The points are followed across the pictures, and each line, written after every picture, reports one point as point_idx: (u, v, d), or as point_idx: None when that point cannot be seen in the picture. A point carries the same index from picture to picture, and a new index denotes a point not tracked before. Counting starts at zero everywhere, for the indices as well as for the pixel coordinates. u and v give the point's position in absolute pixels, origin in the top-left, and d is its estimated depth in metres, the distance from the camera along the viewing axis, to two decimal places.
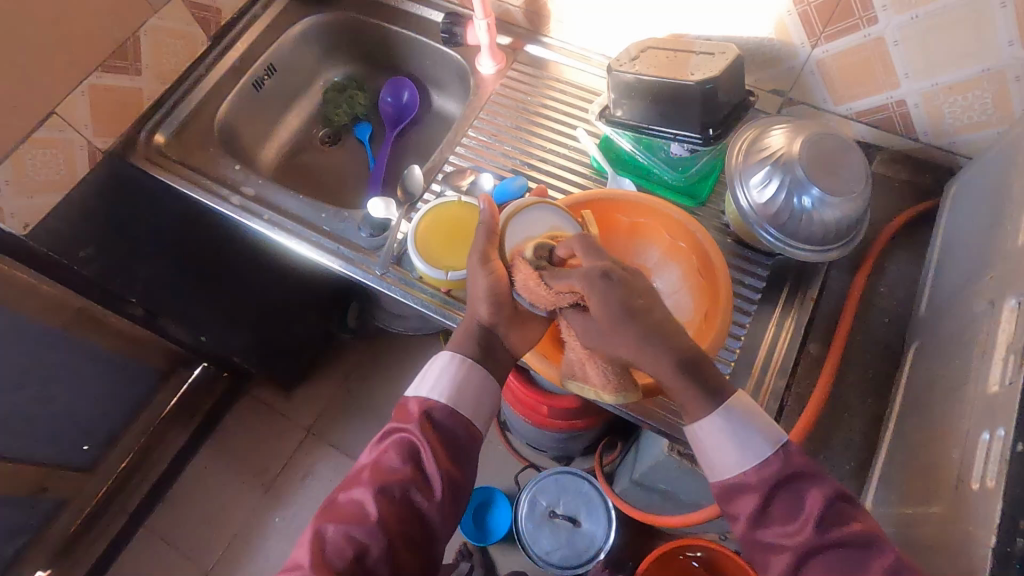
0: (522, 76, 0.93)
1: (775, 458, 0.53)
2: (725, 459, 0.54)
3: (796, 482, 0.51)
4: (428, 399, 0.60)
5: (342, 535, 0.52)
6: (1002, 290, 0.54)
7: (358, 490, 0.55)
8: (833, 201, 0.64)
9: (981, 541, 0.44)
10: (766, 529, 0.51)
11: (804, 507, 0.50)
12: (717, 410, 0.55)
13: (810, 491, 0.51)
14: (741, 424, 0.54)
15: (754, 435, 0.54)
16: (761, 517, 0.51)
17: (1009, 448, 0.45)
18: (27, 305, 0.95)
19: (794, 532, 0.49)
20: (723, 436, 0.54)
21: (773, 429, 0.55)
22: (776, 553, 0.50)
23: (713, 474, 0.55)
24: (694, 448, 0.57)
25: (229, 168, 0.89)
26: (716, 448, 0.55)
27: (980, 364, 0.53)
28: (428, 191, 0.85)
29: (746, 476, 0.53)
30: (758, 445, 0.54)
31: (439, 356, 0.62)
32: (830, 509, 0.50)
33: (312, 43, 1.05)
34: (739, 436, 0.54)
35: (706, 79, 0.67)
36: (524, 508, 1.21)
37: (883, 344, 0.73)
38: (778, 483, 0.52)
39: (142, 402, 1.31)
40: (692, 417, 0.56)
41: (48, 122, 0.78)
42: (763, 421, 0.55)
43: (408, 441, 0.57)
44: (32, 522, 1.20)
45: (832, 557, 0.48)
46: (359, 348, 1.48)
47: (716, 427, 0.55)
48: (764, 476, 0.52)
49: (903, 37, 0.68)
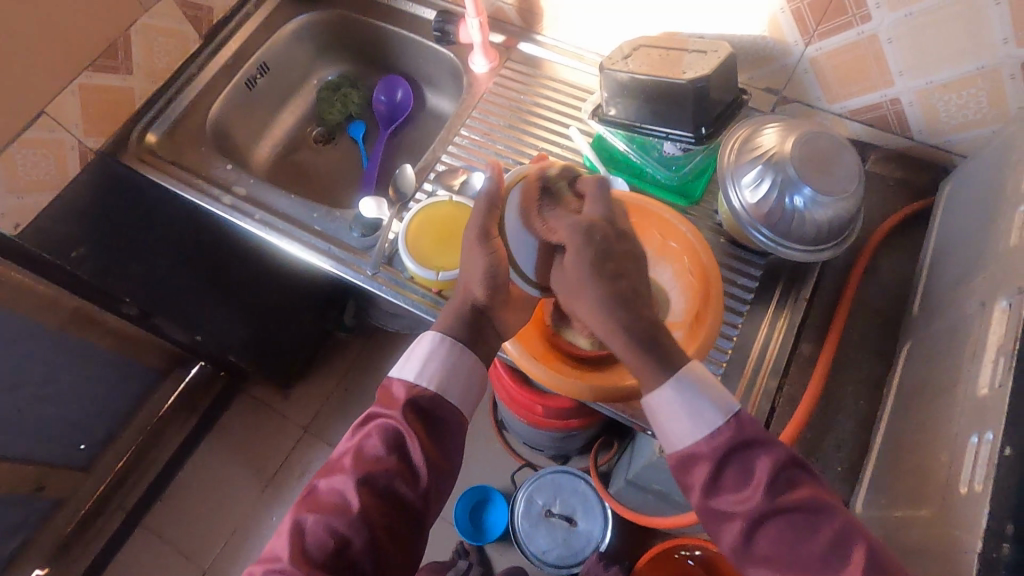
0: (515, 74, 0.92)
1: (727, 428, 0.52)
2: (678, 428, 0.53)
3: (747, 450, 0.51)
4: (414, 384, 0.59)
5: (325, 527, 0.52)
6: (994, 290, 0.53)
7: (339, 479, 0.55)
8: (825, 201, 0.64)
9: (966, 545, 0.44)
10: (720, 496, 0.51)
11: (756, 474, 0.50)
12: (671, 380, 0.53)
13: (761, 458, 0.51)
14: (694, 394, 0.53)
15: (707, 404, 0.53)
16: (714, 485, 0.51)
17: (997, 452, 0.44)
18: (21, 306, 0.95)
19: (747, 499, 0.50)
20: (678, 406, 0.53)
21: (726, 400, 0.54)
22: (729, 519, 0.50)
23: (667, 444, 0.54)
24: (648, 420, 0.55)
25: (221, 168, 0.89)
26: (669, 420, 0.53)
27: (971, 366, 0.52)
28: (419, 191, 0.84)
29: (698, 445, 0.52)
30: (711, 414, 0.53)
31: (427, 339, 0.61)
32: (781, 474, 0.50)
33: (305, 42, 1.05)
34: (691, 405, 0.53)
35: (698, 77, 0.67)
36: (521, 506, 1.21)
37: (877, 343, 0.73)
38: (730, 450, 0.51)
39: (138, 401, 1.31)
40: (647, 388, 0.55)
41: (37, 122, 0.78)
42: (715, 390, 0.53)
43: (392, 428, 0.56)
44: (29, 521, 1.20)
45: (782, 521, 0.49)
46: (356, 347, 1.47)
47: (670, 399, 0.53)
48: (717, 445, 0.52)
49: (897, 34, 0.67)
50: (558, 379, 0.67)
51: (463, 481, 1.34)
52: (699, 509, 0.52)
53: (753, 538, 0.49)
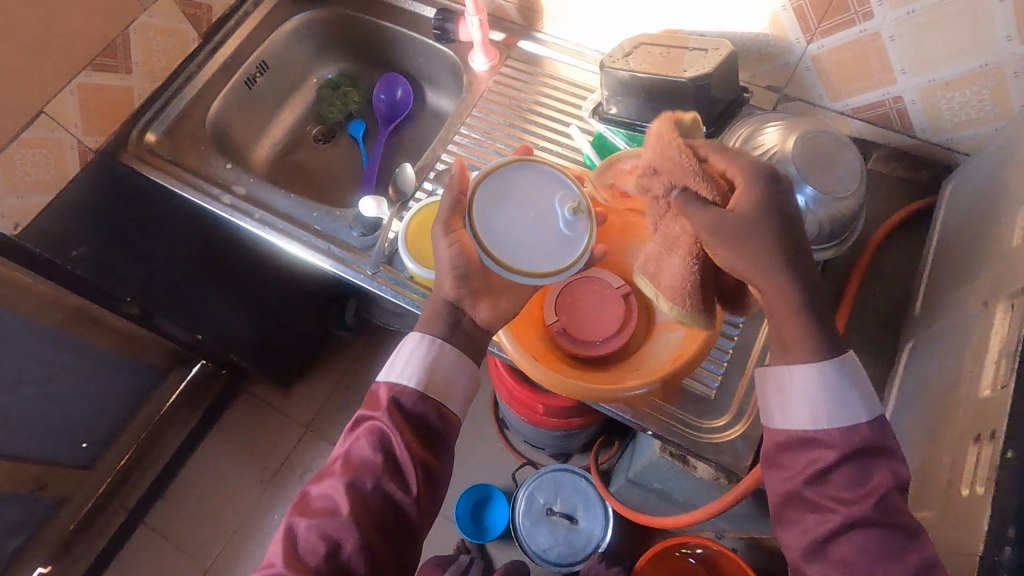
0: (516, 72, 0.92)
1: (866, 427, 0.50)
2: (809, 408, 0.51)
3: (870, 456, 0.49)
4: (396, 383, 0.59)
5: (315, 531, 0.53)
6: (997, 291, 0.53)
7: (329, 483, 0.55)
8: (825, 200, 0.64)
9: (969, 548, 0.44)
10: (820, 488, 0.48)
11: (869, 481, 0.48)
12: (830, 361, 0.51)
13: (882, 470, 0.48)
14: (848, 383, 0.51)
15: (856, 398, 0.51)
16: (820, 477, 0.49)
17: (998, 454, 0.44)
18: (21, 305, 0.95)
19: (851, 502, 0.47)
20: (823, 388, 0.51)
21: (874, 401, 0.51)
22: (816, 513, 0.48)
23: (783, 420, 0.53)
24: (774, 388, 0.53)
25: (221, 167, 0.88)
26: (804, 397, 0.51)
27: (974, 366, 0.52)
28: (419, 190, 0.84)
29: (826, 432, 0.50)
30: (855, 409, 0.51)
31: (410, 338, 0.60)
32: (895, 492, 0.47)
33: (305, 40, 1.04)
34: (839, 394, 0.51)
35: (700, 75, 0.67)
36: (522, 504, 1.21)
37: (878, 343, 0.72)
38: (854, 450, 0.49)
39: (140, 399, 1.31)
40: (793, 363, 0.52)
41: (37, 122, 0.78)
42: (865, 388, 0.51)
43: (378, 428, 0.56)
44: (32, 519, 1.20)
45: (877, 535, 0.46)
46: (357, 345, 1.47)
47: (816, 378, 0.51)
48: (849, 440, 0.49)
49: (899, 32, 0.67)
50: (557, 377, 0.66)
51: (464, 479, 1.34)
52: (785, 494, 0.50)
53: (835, 538, 0.47)
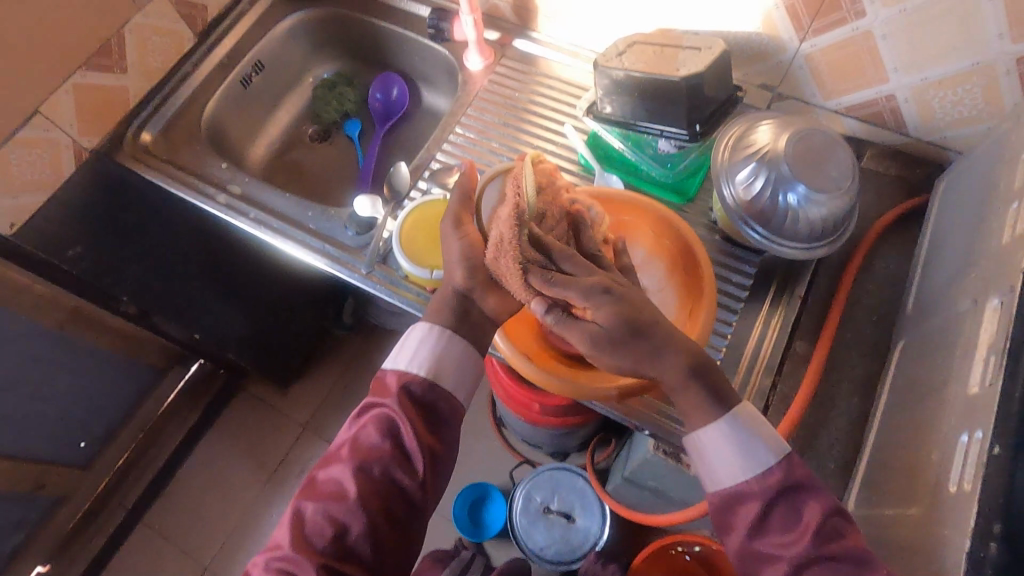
0: (510, 72, 0.92)
1: (777, 468, 0.53)
2: (727, 465, 0.54)
3: (795, 493, 0.51)
4: (407, 371, 0.59)
5: (323, 514, 0.53)
6: (987, 289, 0.53)
7: (337, 468, 0.56)
8: (818, 198, 0.64)
9: (955, 544, 0.44)
10: (763, 537, 0.50)
11: (803, 518, 0.50)
12: (725, 417, 0.55)
13: (809, 504, 0.51)
14: (748, 434, 0.54)
15: (760, 444, 0.54)
16: (760, 525, 0.51)
17: (986, 450, 0.44)
18: (19, 305, 0.95)
19: (792, 543, 0.49)
20: (729, 443, 0.54)
21: (777, 440, 0.54)
22: (769, 562, 0.50)
23: (713, 483, 0.55)
24: (693, 454, 0.56)
25: (217, 166, 0.89)
26: (718, 456, 0.54)
27: (963, 364, 0.52)
28: (414, 189, 0.84)
29: (747, 485, 0.53)
30: (763, 455, 0.53)
31: (419, 329, 0.61)
32: (828, 521, 0.49)
33: (300, 39, 1.04)
34: (744, 445, 0.54)
35: (692, 74, 0.67)
36: (519, 504, 1.21)
37: (870, 341, 0.73)
38: (778, 492, 0.52)
39: (138, 399, 1.32)
40: (697, 426, 0.56)
41: (32, 122, 0.78)
42: (767, 430, 0.55)
43: (386, 416, 0.56)
44: (30, 519, 1.21)
45: (826, 569, 0.48)
46: (355, 344, 1.47)
47: (719, 437, 0.54)
48: (767, 485, 0.52)
49: (891, 31, 0.67)
50: (548, 376, 0.67)
51: (462, 477, 1.35)
52: (738, 551, 0.52)
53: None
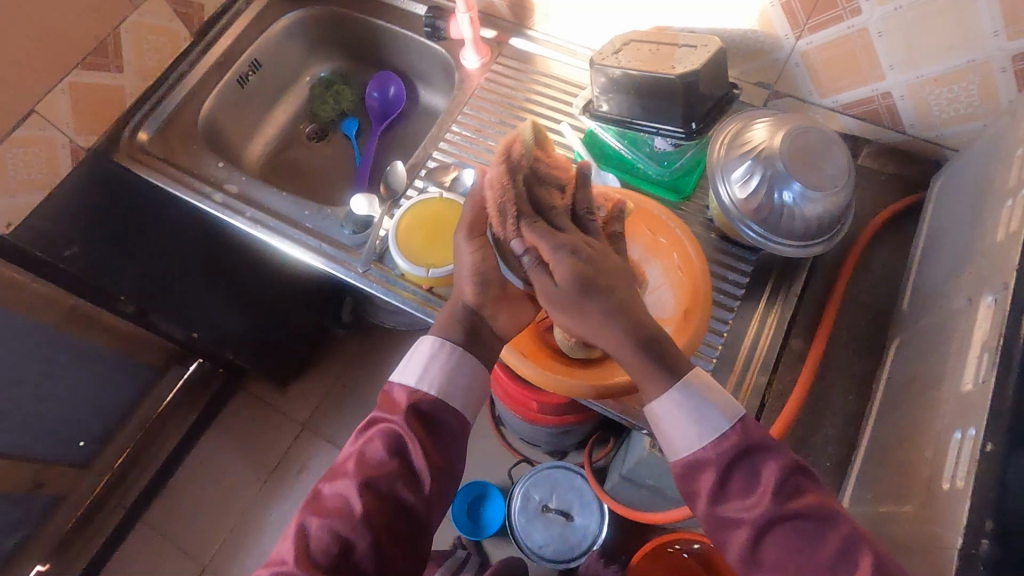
0: (507, 70, 0.92)
1: (732, 432, 0.52)
2: (682, 434, 0.53)
3: (752, 455, 0.50)
4: (416, 389, 0.59)
5: (328, 530, 0.52)
6: (981, 286, 0.53)
7: (342, 484, 0.55)
8: (814, 196, 0.64)
9: (948, 540, 0.44)
10: (725, 503, 0.50)
11: (761, 480, 0.50)
12: (675, 385, 0.53)
13: (767, 465, 0.50)
14: (699, 399, 0.53)
15: (711, 408, 0.53)
16: (721, 490, 0.50)
17: (979, 447, 0.44)
18: (16, 304, 0.95)
19: (753, 506, 0.49)
20: (682, 411, 0.53)
21: (731, 404, 0.53)
22: (734, 527, 0.49)
23: (671, 452, 0.54)
24: (651, 426, 0.55)
25: (213, 165, 0.89)
26: (673, 425, 0.53)
27: (957, 362, 0.52)
28: (411, 188, 0.84)
29: (704, 451, 0.52)
30: (716, 419, 0.52)
31: (428, 343, 0.61)
32: (788, 480, 0.49)
33: (297, 38, 1.04)
34: (696, 410, 0.53)
35: (688, 71, 0.67)
36: (517, 502, 1.21)
37: (866, 338, 0.73)
38: (735, 457, 0.51)
39: (137, 397, 1.32)
40: (650, 396, 0.54)
41: (28, 121, 0.78)
42: (719, 395, 0.54)
43: (393, 432, 0.56)
44: (29, 518, 1.21)
45: (789, 529, 0.48)
46: (354, 342, 1.47)
47: (672, 406, 0.53)
48: (723, 450, 0.51)
49: (887, 27, 0.67)
50: (546, 376, 0.67)
51: None
52: (703, 517, 0.51)
53: (759, 544, 0.48)
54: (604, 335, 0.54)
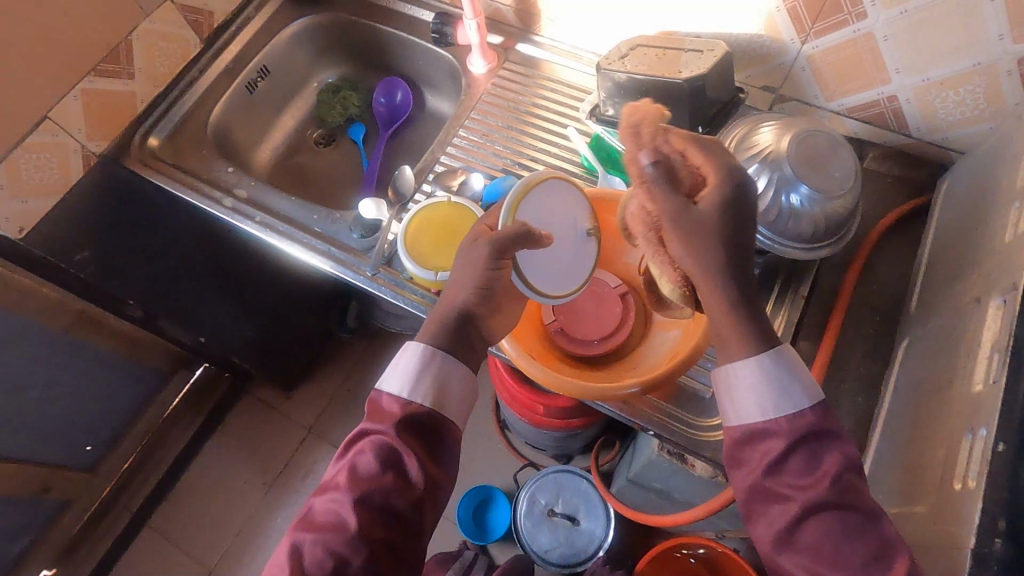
0: (513, 75, 0.92)
1: (810, 412, 0.51)
2: (759, 400, 0.52)
3: (820, 439, 0.49)
4: (405, 401, 0.57)
5: (322, 547, 0.51)
6: (990, 287, 0.53)
7: (334, 498, 0.53)
8: (821, 198, 0.64)
9: (961, 540, 0.44)
10: (778, 477, 0.49)
11: (822, 465, 0.48)
12: (768, 351, 0.53)
13: (831, 452, 0.49)
14: (786, 371, 0.52)
15: (795, 383, 0.52)
16: (777, 465, 0.49)
17: (990, 448, 0.44)
18: (26, 308, 0.96)
19: (809, 486, 0.47)
20: (766, 378, 0.52)
21: (813, 387, 0.52)
22: (779, 503, 0.48)
23: (735, 418, 0.53)
24: (721, 389, 0.54)
25: (222, 170, 0.89)
26: (748, 390, 0.52)
27: (966, 363, 0.52)
28: (418, 192, 0.85)
29: (771, 423, 0.51)
30: (797, 396, 0.51)
31: (414, 354, 0.59)
32: (845, 473, 0.48)
33: (304, 45, 1.05)
34: (780, 381, 0.52)
35: (695, 76, 0.67)
36: (523, 506, 1.21)
37: (874, 340, 0.73)
38: (803, 435, 0.50)
39: (144, 402, 1.32)
40: (737, 356, 0.54)
41: (42, 127, 0.79)
42: (806, 375, 0.52)
43: (386, 443, 0.54)
44: (36, 523, 1.21)
45: (838, 516, 0.46)
46: (359, 347, 1.48)
47: (757, 370, 0.52)
48: (796, 426, 0.50)
49: (892, 32, 0.67)
50: (553, 376, 0.66)
51: (466, 480, 1.35)
52: (749, 487, 0.50)
53: (800, 526, 0.47)
54: None
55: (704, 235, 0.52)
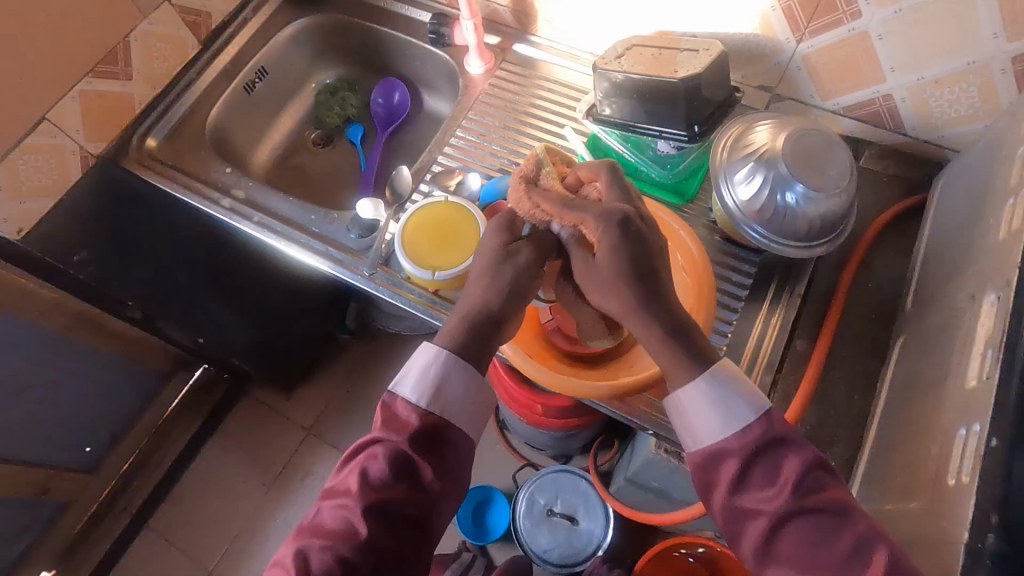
0: (511, 75, 0.93)
1: (756, 425, 0.51)
2: (708, 424, 0.52)
3: (774, 449, 0.50)
4: (420, 410, 0.56)
5: (331, 554, 0.50)
6: (984, 284, 0.53)
7: (345, 504, 0.52)
8: (816, 196, 0.64)
9: (955, 535, 0.44)
10: (744, 494, 0.49)
11: (782, 473, 0.49)
12: (703, 374, 0.53)
13: (788, 459, 0.49)
14: (726, 390, 0.53)
15: (738, 400, 0.52)
16: (741, 481, 0.50)
17: (983, 444, 0.44)
18: (25, 310, 0.96)
19: (773, 498, 0.48)
20: (707, 402, 0.52)
21: (755, 395, 0.53)
22: (751, 519, 0.49)
23: (692, 441, 0.54)
24: (674, 413, 0.54)
25: (221, 171, 0.89)
26: (698, 414, 0.53)
27: (961, 359, 0.53)
28: (416, 192, 0.85)
29: (726, 442, 0.52)
30: (742, 411, 0.52)
31: (435, 364, 0.56)
32: (808, 475, 0.48)
33: (302, 46, 1.06)
34: (723, 402, 0.52)
35: (691, 75, 0.67)
36: (522, 507, 1.21)
37: (870, 338, 0.73)
38: (757, 449, 0.50)
39: (143, 403, 1.32)
40: (677, 382, 0.54)
41: (40, 128, 0.80)
42: (745, 387, 0.53)
43: (400, 450, 0.53)
44: (35, 525, 1.21)
45: (807, 522, 0.47)
46: (359, 348, 1.48)
47: (698, 394, 0.53)
48: (746, 442, 0.51)
49: (887, 31, 0.67)
50: (553, 376, 0.67)
51: None
52: (720, 508, 0.50)
53: (773, 538, 0.47)
54: (660, 302, 0.54)
55: (614, 284, 0.53)
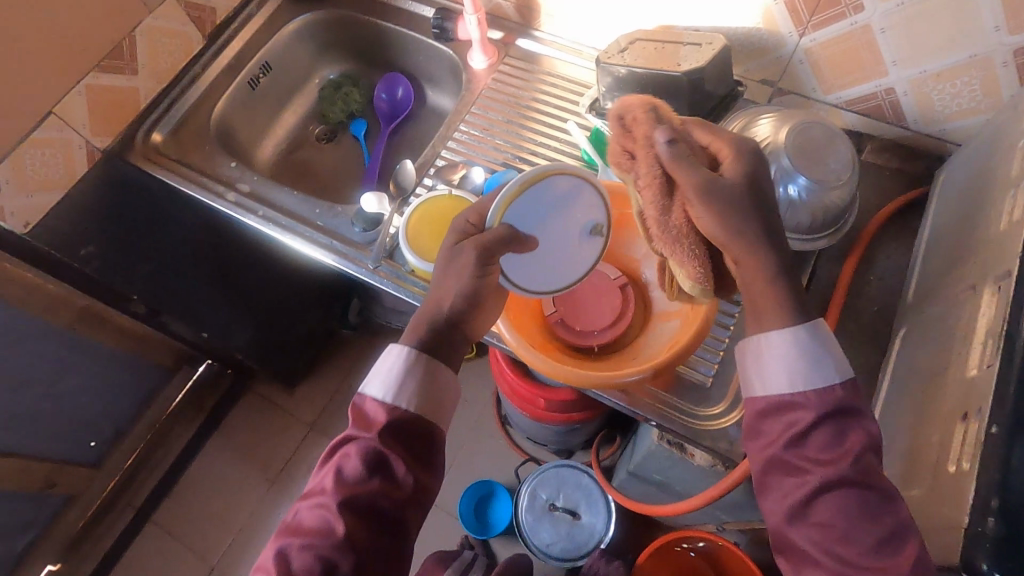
0: (514, 70, 0.93)
1: (840, 388, 0.52)
2: (789, 372, 0.53)
3: (844, 419, 0.50)
4: (389, 405, 0.56)
5: (310, 552, 0.50)
6: (985, 274, 0.54)
7: (319, 503, 0.52)
8: (819, 189, 0.65)
9: (955, 520, 0.45)
10: (799, 450, 0.50)
11: (846, 443, 0.49)
12: (803, 325, 0.54)
13: (856, 432, 0.49)
14: (819, 346, 0.53)
15: (828, 360, 0.53)
16: (801, 438, 0.50)
17: (983, 430, 0.45)
18: (30, 304, 0.97)
19: (830, 462, 0.48)
20: (796, 352, 0.53)
21: (843, 363, 0.53)
22: (796, 476, 0.49)
23: (762, 388, 0.54)
24: (750, 359, 0.56)
25: (226, 166, 0.90)
26: (777, 362, 0.53)
27: (962, 349, 0.53)
28: (420, 185, 0.86)
29: (800, 396, 0.52)
30: (828, 372, 0.52)
31: (399, 359, 0.58)
32: (868, 454, 0.48)
33: (305, 42, 1.06)
34: (811, 356, 0.53)
35: (695, 69, 0.68)
36: (524, 500, 1.22)
37: (870, 329, 0.74)
38: (831, 412, 0.50)
39: (147, 398, 1.33)
40: (769, 330, 0.55)
41: (47, 123, 0.80)
42: (838, 353, 0.53)
43: (370, 446, 0.54)
44: (41, 519, 1.22)
45: (854, 495, 0.47)
46: (361, 343, 1.48)
47: (787, 342, 0.53)
48: (825, 401, 0.51)
49: (890, 24, 0.68)
50: (555, 366, 0.67)
51: (467, 474, 1.35)
52: (767, 458, 0.51)
53: (814, 499, 0.48)
54: None
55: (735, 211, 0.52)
